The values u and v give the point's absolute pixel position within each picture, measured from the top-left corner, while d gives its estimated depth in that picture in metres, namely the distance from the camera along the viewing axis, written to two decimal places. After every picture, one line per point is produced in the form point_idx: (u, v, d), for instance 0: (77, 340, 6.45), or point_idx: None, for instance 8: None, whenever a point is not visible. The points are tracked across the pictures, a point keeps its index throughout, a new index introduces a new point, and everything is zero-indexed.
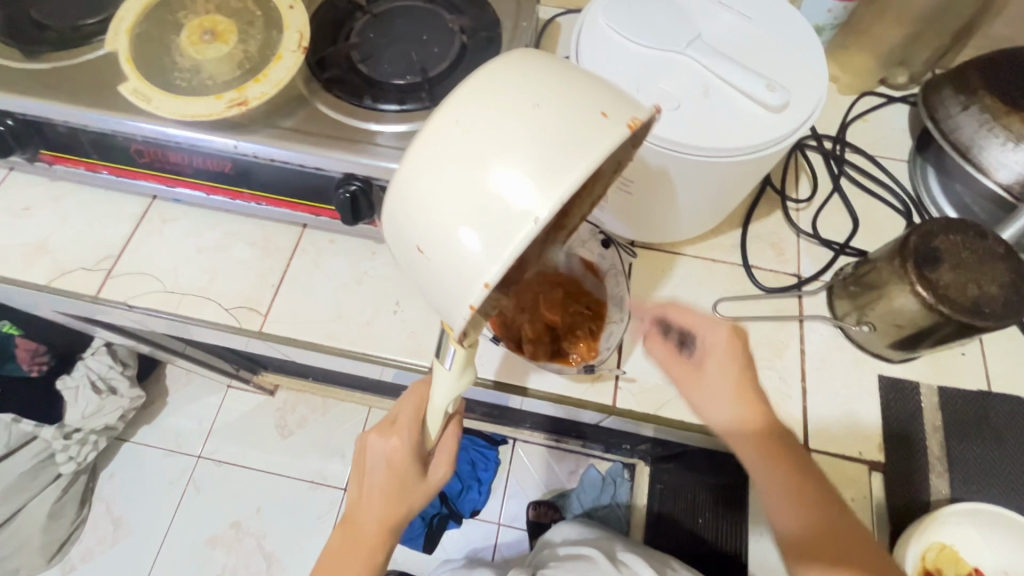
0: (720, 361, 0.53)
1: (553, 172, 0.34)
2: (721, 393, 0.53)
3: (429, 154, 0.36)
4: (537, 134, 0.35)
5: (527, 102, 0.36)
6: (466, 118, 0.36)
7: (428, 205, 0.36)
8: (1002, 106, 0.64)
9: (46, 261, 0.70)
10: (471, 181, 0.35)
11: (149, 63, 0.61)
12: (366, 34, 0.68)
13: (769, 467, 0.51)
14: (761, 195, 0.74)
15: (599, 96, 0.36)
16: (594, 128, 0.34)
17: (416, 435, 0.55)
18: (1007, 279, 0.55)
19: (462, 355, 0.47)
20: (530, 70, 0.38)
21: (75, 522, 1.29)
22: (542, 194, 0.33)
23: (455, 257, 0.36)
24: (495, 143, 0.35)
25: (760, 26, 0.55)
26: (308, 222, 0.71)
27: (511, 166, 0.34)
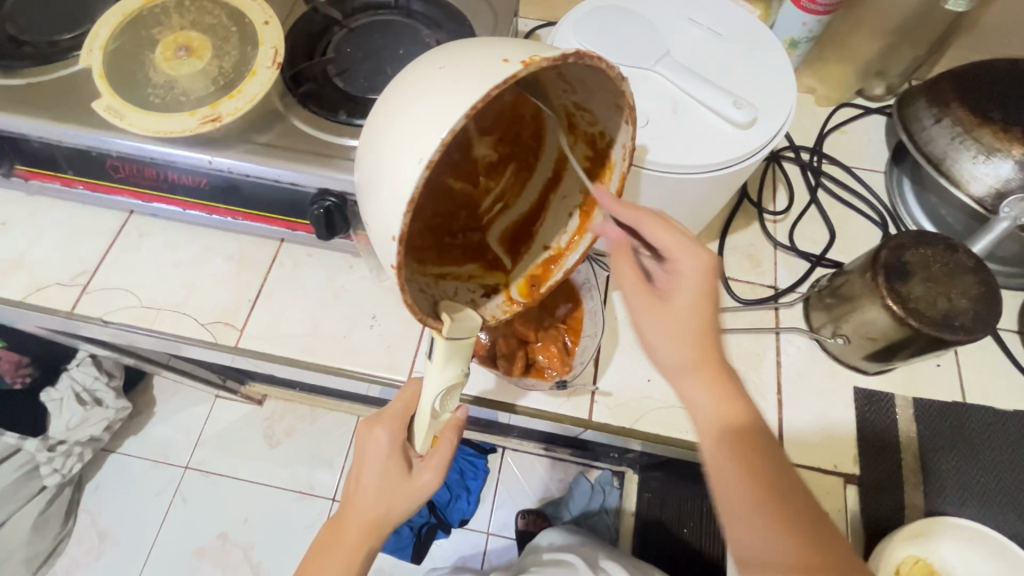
0: (687, 297, 0.47)
1: (446, 115, 0.37)
2: (679, 334, 0.47)
3: (370, 129, 0.43)
4: (446, 82, 0.38)
5: (445, 62, 0.40)
6: (400, 85, 0.41)
7: (364, 174, 0.42)
8: (974, 119, 0.64)
9: (22, 277, 0.69)
10: (386, 141, 0.40)
11: (123, 80, 0.61)
12: (343, 49, 0.68)
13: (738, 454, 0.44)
14: (739, 207, 0.74)
15: (511, 49, 0.40)
16: (489, 71, 0.37)
17: (400, 426, 0.58)
18: (977, 293, 0.55)
19: (441, 347, 0.46)
20: (459, 43, 0.42)
21: (60, 535, 1.28)
22: (432, 136, 0.37)
23: (377, 214, 0.41)
24: (407, 102, 0.39)
25: (730, 42, 0.56)
26: (286, 236, 0.70)
27: (416, 117, 0.38)
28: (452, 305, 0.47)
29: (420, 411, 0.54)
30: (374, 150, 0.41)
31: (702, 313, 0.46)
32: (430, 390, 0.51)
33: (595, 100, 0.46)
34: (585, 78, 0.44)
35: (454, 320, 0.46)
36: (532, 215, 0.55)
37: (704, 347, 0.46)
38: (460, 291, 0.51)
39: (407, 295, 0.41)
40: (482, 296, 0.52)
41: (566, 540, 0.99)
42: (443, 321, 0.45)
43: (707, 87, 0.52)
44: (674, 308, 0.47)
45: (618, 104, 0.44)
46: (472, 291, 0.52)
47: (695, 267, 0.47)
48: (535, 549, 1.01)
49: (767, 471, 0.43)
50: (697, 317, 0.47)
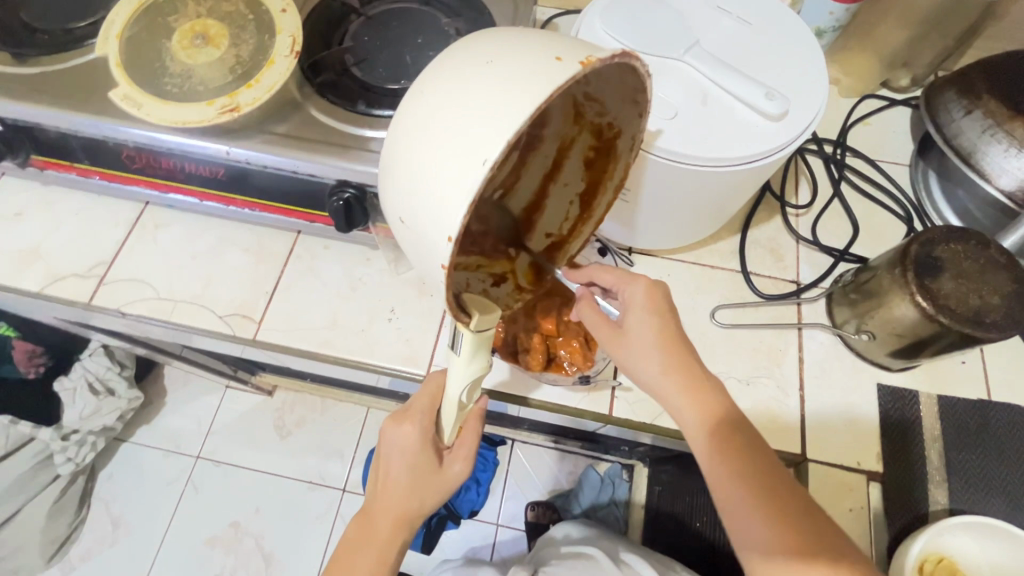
0: (641, 317, 0.52)
1: (504, 113, 0.34)
2: (648, 352, 0.51)
3: (399, 127, 0.39)
4: (497, 82, 0.35)
5: (485, 59, 0.37)
6: (435, 84, 0.38)
7: (399, 173, 0.39)
8: (1006, 112, 0.63)
9: (39, 267, 0.69)
10: (427, 141, 0.36)
11: (139, 68, 0.60)
12: (361, 38, 0.67)
13: (715, 453, 0.48)
14: (761, 200, 0.73)
15: (560, 46, 0.37)
16: (546, 68, 0.35)
17: (429, 422, 0.56)
18: (1009, 290, 0.54)
19: (470, 340, 0.45)
20: (493, 33, 0.40)
21: (74, 522, 1.30)
22: (492, 135, 0.34)
23: (426, 215, 0.37)
24: (452, 100, 0.36)
25: (760, 32, 0.55)
26: (302, 228, 0.70)
27: (468, 115, 0.35)
28: (476, 299, 0.45)
29: (448, 402, 0.53)
30: (413, 150, 0.37)
31: (657, 323, 0.52)
32: (456, 384, 0.50)
33: (609, 92, 0.42)
34: (599, 74, 0.40)
35: (482, 314, 0.44)
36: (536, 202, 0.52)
37: (667, 349, 0.51)
38: (473, 281, 0.49)
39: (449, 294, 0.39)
40: (493, 286, 0.51)
41: (584, 534, 0.99)
42: (471, 315, 0.43)
43: (737, 77, 0.50)
44: (631, 327, 0.53)
45: (637, 100, 0.42)
46: (483, 282, 0.50)
47: (638, 288, 0.53)
48: (551, 542, 1.02)
49: (747, 475, 0.46)
50: (651, 323, 0.52)
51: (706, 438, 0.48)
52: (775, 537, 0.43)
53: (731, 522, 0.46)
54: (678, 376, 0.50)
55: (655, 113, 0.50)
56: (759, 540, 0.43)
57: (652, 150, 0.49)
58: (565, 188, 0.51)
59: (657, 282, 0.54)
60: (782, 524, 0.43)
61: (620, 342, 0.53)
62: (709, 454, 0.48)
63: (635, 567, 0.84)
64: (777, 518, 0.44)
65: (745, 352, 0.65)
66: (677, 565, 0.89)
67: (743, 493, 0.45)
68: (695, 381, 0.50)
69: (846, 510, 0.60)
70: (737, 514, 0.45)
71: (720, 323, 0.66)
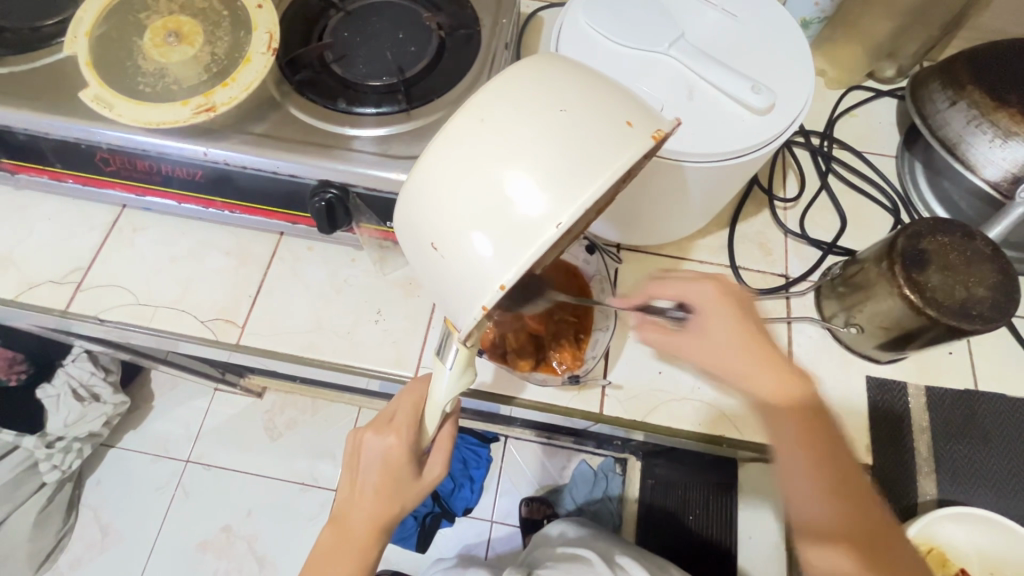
0: (722, 326, 0.46)
1: (568, 183, 0.36)
2: (730, 353, 0.45)
3: (449, 153, 0.38)
4: (561, 142, 0.36)
5: (554, 106, 0.38)
6: (492, 120, 0.38)
7: (444, 204, 0.38)
8: (991, 102, 0.63)
9: (12, 274, 0.67)
10: (486, 184, 0.37)
11: (110, 67, 0.59)
12: (340, 33, 0.66)
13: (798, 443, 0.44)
14: (749, 193, 0.73)
15: (624, 105, 0.38)
16: (618, 137, 0.36)
17: (413, 434, 0.54)
18: (995, 281, 0.54)
19: (463, 355, 0.46)
20: (554, 69, 0.40)
21: (62, 530, 1.28)
22: (562, 200, 0.35)
23: (477, 257, 0.37)
24: (520, 147, 0.37)
25: (745, 24, 0.54)
26: (285, 230, 0.68)
27: (538, 170, 0.36)
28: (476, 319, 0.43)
29: (434, 412, 0.52)
30: (461, 189, 0.38)
31: (739, 331, 0.45)
32: (441, 393, 0.50)
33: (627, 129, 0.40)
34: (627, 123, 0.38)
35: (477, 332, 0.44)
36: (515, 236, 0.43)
37: (750, 347, 0.45)
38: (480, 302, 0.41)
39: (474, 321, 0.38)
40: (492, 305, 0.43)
41: (579, 534, 0.99)
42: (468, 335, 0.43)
43: (723, 71, 0.50)
44: (710, 331, 0.46)
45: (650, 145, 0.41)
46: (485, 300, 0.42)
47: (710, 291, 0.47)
48: (545, 541, 1.02)
49: (824, 456, 0.44)
50: (728, 322, 0.46)
51: (795, 429, 0.44)
52: (840, 520, 0.43)
53: (791, 497, 0.45)
54: (763, 370, 0.45)
55: None
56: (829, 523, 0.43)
57: None
58: None
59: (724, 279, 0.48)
60: (852, 510, 0.43)
61: (686, 344, 0.47)
62: (782, 420, 0.44)
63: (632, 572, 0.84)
64: (847, 506, 0.43)
65: None
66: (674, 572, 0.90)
67: (814, 475, 0.43)
68: (777, 365, 0.45)
69: None
70: (805, 502, 0.44)
71: None
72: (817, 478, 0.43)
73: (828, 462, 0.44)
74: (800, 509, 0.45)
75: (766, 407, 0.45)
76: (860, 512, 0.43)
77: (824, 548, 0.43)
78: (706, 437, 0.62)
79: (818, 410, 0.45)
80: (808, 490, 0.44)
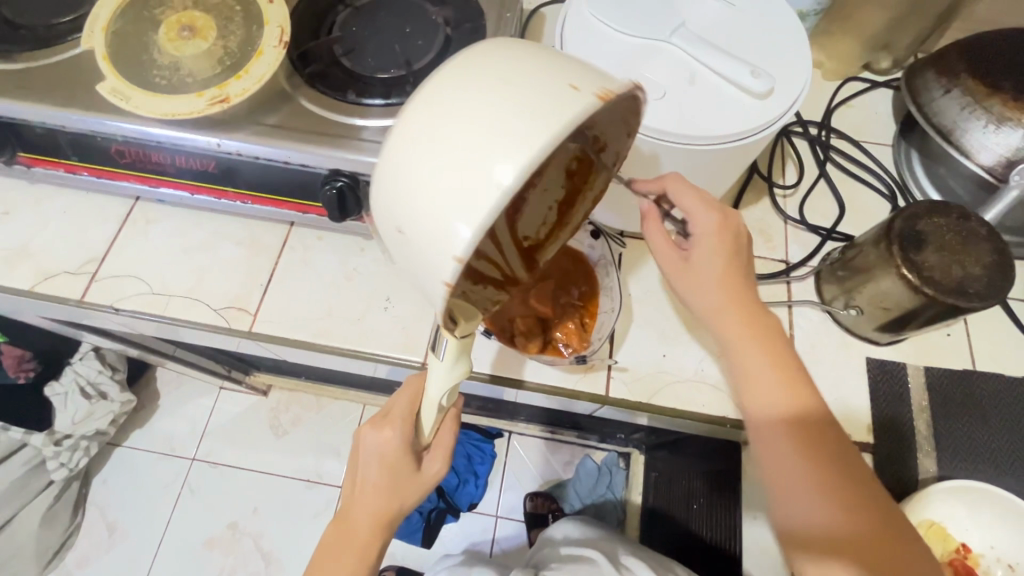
0: (709, 253, 0.51)
1: (517, 144, 0.34)
2: (710, 289, 0.51)
3: (402, 135, 0.38)
4: (509, 108, 0.35)
5: (501, 79, 0.37)
6: (439, 99, 0.38)
7: (400, 186, 0.38)
8: (984, 89, 0.64)
9: (28, 266, 0.68)
10: (437, 156, 0.36)
11: (126, 61, 0.60)
12: (348, 28, 0.67)
13: (787, 432, 0.48)
14: (749, 182, 0.74)
15: (572, 71, 0.38)
16: (562, 98, 0.35)
17: (408, 426, 0.56)
18: (991, 261, 0.56)
19: (455, 343, 0.47)
20: (500, 51, 0.40)
21: (68, 529, 1.28)
22: (509, 161, 0.34)
23: (432, 232, 0.36)
24: (465, 120, 0.36)
25: (744, 13, 0.55)
26: (295, 220, 0.70)
27: (483, 137, 0.35)
28: (463, 305, 0.45)
29: (427, 404, 0.53)
30: (415, 167, 0.37)
31: (725, 270, 0.51)
32: (435, 384, 0.50)
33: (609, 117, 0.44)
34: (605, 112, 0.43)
35: (466, 320, 0.45)
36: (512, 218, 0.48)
37: (746, 323, 0.50)
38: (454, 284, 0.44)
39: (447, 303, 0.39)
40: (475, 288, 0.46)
41: (582, 534, 0.99)
42: (457, 323, 0.44)
43: (723, 57, 0.51)
44: (697, 262, 0.52)
45: (631, 123, 0.45)
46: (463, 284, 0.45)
47: (711, 222, 0.51)
48: (551, 542, 1.02)
49: (808, 446, 0.47)
50: (718, 264, 0.51)
51: (785, 430, 0.48)
52: (830, 516, 0.45)
53: (782, 501, 0.48)
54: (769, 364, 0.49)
55: (644, 92, 0.51)
56: (820, 525, 0.45)
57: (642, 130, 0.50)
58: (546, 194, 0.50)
59: (729, 215, 0.51)
60: (844, 507, 0.46)
61: (680, 275, 0.52)
62: (774, 421, 0.48)
63: (636, 571, 0.86)
64: (843, 501, 0.46)
65: None
66: (677, 569, 0.90)
67: (803, 470, 0.46)
68: (766, 340, 0.50)
69: None
70: (791, 493, 0.47)
71: None
72: (805, 469, 0.46)
73: (822, 458, 0.47)
74: (791, 514, 0.47)
75: (763, 410, 0.49)
76: (850, 501, 0.46)
77: (815, 550, 0.46)
78: (710, 418, 0.63)
79: (814, 413, 0.48)
80: (798, 487, 0.47)
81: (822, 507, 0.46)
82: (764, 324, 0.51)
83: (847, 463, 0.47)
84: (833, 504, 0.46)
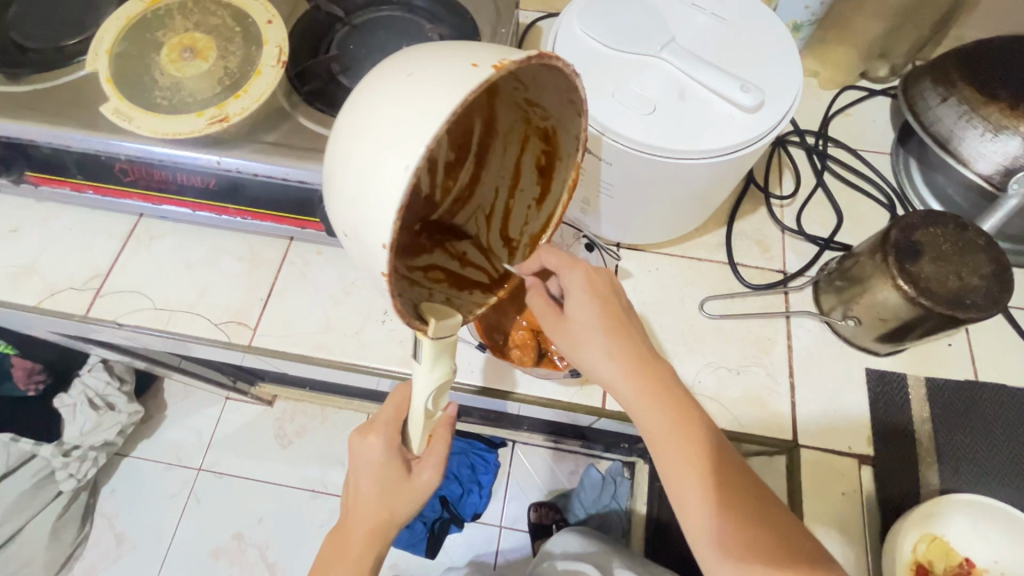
0: (580, 301, 0.53)
1: (419, 126, 0.35)
2: (590, 337, 0.52)
3: (334, 143, 0.41)
4: (412, 94, 0.37)
5: (406, 71, 0.38)
6: (359, 102, 0.40)
7: (337, 189, 0.40)
8: (980, 97, 0.64)
9: (35, 282, 0.70)
10: (356, 154, 0.38)
11: (129, 83, 0.62)
12: (346, 46, 0.69)
13: (669, 439, 0.49)
14: (745, 192, 0.74)
15: (475, 52, 0.38)
16: (458, 76, 0.36)
17: (395, 431, 0.57)
18: (988, 270, 0.55)
19: (430, 347, 0.45)
20: (416, 48, 0.41)
21: (77, 539, 1.29)
22: (413, 144, 0.35)
23: (361, 223, 0.38)
24: (376, 115, 0.38)
25: (734, 27, 0.56)
26: (294, 235, 0.71)
27: (390, 126, 0.37)
28: (434, 305, 0.45)
29: (414, 410, 0.53)
30: (344, 167, 0.39)
31: (601, 304, 0.53)
32: (420, 390, 0.50)
33: (546, 95, 0.44)
34: (536, 77, 0.42)
35: (438, 320, 0.44)
36: (487, 221, 0.54)
37: (614, 345, 0.52)
38: (435, 292, 0.48)
39: (396, 299, 0.40)
40: (457, 292, 0.49)
41: (582, 547, 0.98)
42: (429, 322, 0.43)
43: (712, 72, 0.52)
44: (571, 316, 0.54)
45: (573, 100, 0.43)
46: (445, 291, 0.49)
47: (577, 279, 0.54)
48: (550, 556, 1.01)
49: (695, 468, 0.47)
50: (594, 308, 0.53)
51: (676, 453, 0.48)
52: (742, 545, 0.44)
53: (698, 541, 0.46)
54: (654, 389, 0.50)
55: (633, 108, 0.51)
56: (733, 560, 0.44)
57: (628, 144, 0.50)
58: (522, 196, 0.52)
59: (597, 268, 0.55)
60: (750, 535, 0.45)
61: (563, 331, 0.54)
62: (662, 446, 0.49)
63: None
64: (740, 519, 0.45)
65: (734, 342, 0.66)
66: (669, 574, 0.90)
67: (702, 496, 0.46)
68: (643, 359, 0.52)
69: (839, 495, 0.60)
70: (710, 535, 0.45)
71: (709, 314, 0.67)
72: (694, 484, 0.47)
73: (713, 475, 0.47)
74: (705, 548, 0.46)
75: (653, 436, 0.50)
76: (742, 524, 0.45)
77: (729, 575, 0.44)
78: None
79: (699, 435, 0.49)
80: (703, 515, 0.46)
81: (732, 535, 0.45)
82: (632, 342, 0.52)
83: (727, 484, 0.47)
84: (738, 527, 0.45)
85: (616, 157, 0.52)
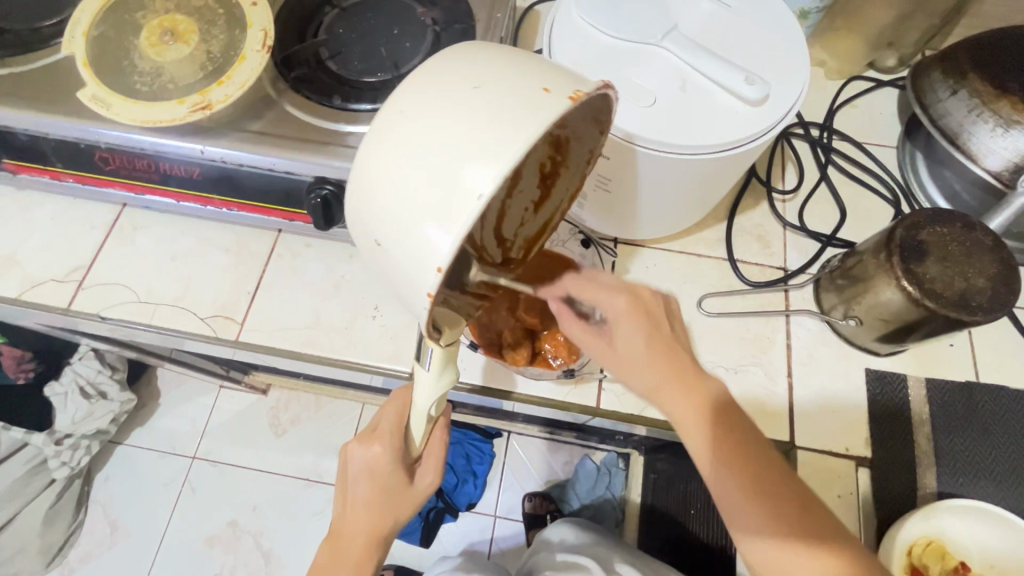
0: (627, 330, 0.47)
1: (493, 148, 0.33)
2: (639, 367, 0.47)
3: (378, 147, 0.37)
4: (484, 113, 0.34)
5: (470, 83, 0.36)
6: (410, 106, 0.36)
7: (377, 199, 0.37)
8: (992, 91, 0.62)
9: (16, 273, 0.68)
10: (414, 166, 0.35)
11: (107, 67, 0.59)
12: (335, 30, 0.66)
13: (714, 453, 0.44)
14: (746, 187, 0.72)
15: (544, 74, 0.36)
16: (534, 104, 0.34)
17: (397, 440, 0.55)
18: (995, 271, 0.54)
19: (441, 354, 0.45)
20: (472, 55, 0.38)
21: (71, 526, 1.29)
22: (485, 167, 0.33)
23: (410, 239, 0.35)
24: (433, 129, 0.35)
25: (740, 15, 0.54)
26: (282, 227, 0.69)
27: (450, 145, 0.34)
28: (445, 312, 0.44)
29: (416, 416, 0.52)
30: (390, 177, 0.36)
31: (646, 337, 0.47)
32: (424, 399, 0.49)
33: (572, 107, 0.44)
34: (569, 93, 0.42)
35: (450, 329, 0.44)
36: None
37: (653, 357, 0.46)
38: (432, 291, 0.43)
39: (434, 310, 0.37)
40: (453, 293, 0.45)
41: (579, 539, 0.98)
42: (442, 332, 0.42)
43: (718, 61, 0.49)
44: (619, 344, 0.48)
45: (600, 119, 0.43)
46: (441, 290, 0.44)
47: (620, 305, 0.48)
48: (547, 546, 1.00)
49: (742, 463, 0.43)
50: (639, 336, 0.47)
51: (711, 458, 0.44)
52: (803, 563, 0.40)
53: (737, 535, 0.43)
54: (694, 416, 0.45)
55: (635, 100, 0.49)
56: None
57: (632, 139, 0.48)
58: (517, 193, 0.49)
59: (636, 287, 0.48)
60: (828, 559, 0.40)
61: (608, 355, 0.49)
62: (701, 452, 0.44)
63: None
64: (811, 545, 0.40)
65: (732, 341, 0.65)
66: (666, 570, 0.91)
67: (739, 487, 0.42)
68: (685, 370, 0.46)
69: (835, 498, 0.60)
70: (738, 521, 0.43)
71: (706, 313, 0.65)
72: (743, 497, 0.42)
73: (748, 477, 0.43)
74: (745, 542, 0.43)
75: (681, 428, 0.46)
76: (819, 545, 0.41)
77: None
78: None
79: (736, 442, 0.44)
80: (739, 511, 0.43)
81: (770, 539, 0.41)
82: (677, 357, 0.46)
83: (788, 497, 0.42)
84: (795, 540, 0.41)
85: (616, 152, 0.50)
